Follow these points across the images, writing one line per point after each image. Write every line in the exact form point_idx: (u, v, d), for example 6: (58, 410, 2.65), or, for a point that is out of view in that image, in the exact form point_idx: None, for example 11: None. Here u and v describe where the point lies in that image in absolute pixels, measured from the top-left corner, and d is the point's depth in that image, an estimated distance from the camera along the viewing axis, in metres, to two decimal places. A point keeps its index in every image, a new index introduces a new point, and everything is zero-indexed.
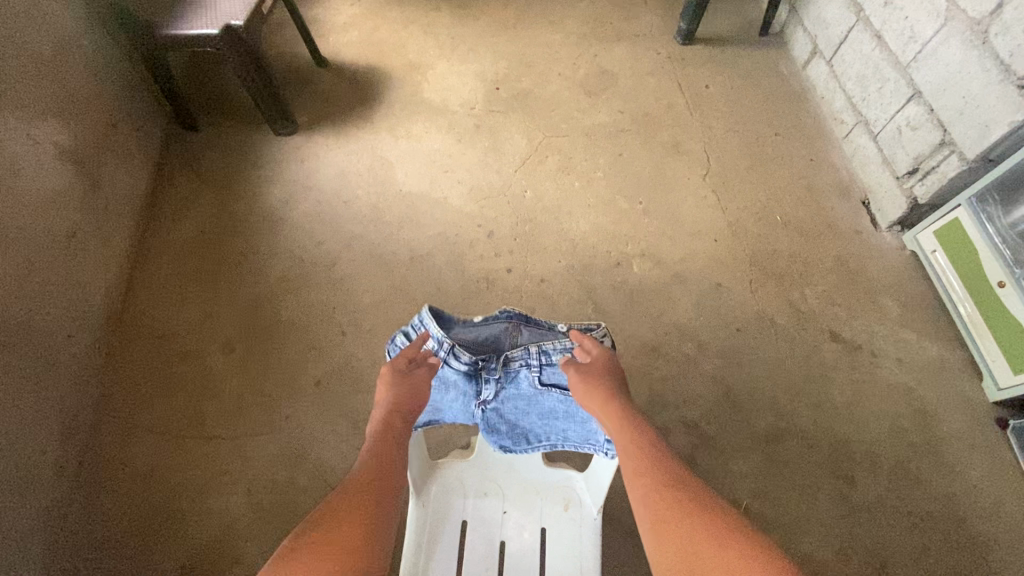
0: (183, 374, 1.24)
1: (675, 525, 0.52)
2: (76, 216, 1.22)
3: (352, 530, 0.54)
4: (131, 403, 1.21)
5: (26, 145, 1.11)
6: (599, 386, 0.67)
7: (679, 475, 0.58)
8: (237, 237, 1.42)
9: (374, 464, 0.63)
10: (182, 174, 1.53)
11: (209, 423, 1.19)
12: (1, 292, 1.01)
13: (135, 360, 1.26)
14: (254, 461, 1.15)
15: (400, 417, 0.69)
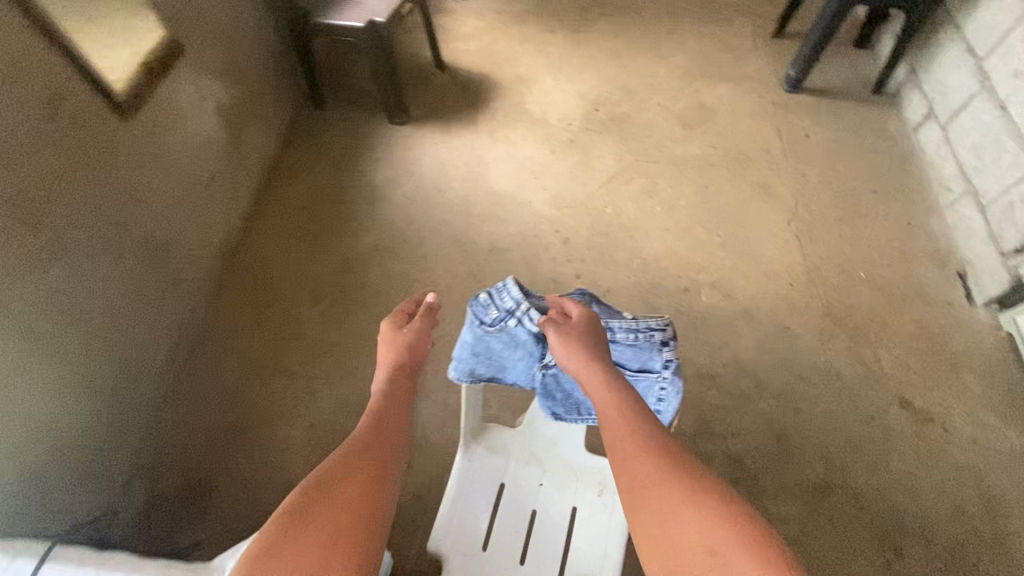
0: (276, 313, 1.39)
1: (657, 508, 0.55)
2: (218, 163, 1.42)
3: (363, 483, 0.63)
4: (229, 330, 1.37)
5: (193, 98, 1.32)
6: (579, 345, 0.66)
7: (660, 444, 0.60)
8: (342, 205, 1.58)
9: (379, 421, 0.72)
10: (305, 143, 1.72)
11: (289, 360, 1.32)
12: (150, 213, 1.20)
13: (238, 294, 1.42)
14: (320, 402, 1.27)
15: (402, 377, 0.80)
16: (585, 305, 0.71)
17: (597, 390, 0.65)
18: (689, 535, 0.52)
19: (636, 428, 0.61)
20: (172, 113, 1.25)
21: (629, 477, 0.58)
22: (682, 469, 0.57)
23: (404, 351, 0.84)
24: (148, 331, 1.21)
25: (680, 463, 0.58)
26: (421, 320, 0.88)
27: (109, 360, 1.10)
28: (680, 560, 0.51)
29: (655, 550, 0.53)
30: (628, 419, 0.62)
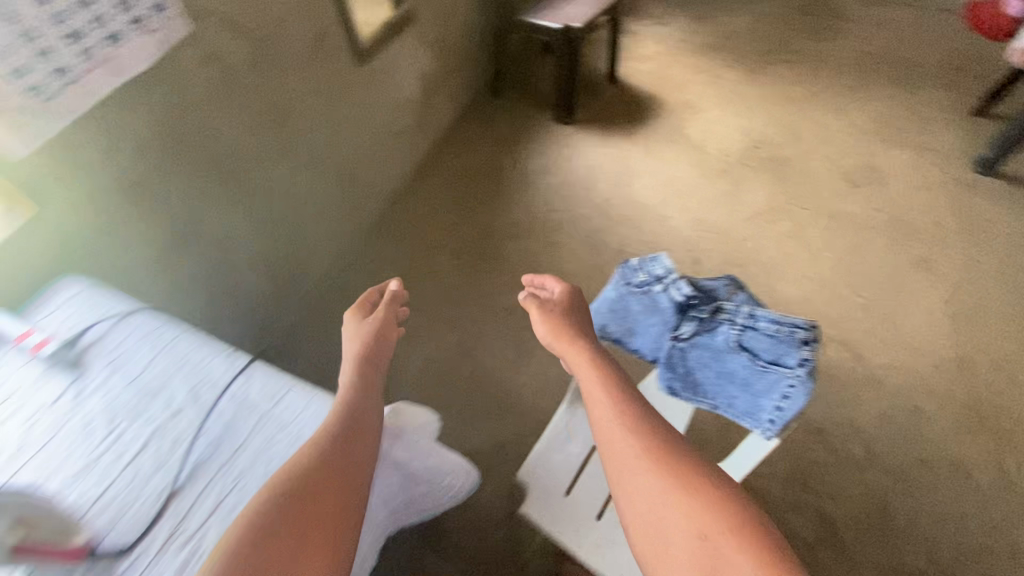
0: (419, 256, 1.57)
1: (646, 494, 0.53)
2: (409, 119, 1.64)
3: (329, 462, 0.54)
4: (378, 260, 1.56)
5: (408, 60, 1.54)
6: (555, 313, 0.73)
7: (646, 425, 0.57)
8: (497, 181, 1.74)
9: (349, 396, 0.62)
10: (477, 121, 1.91)
11: (420, 299, 1.49)
12: (353, 145, 1.43)
13: (392, 232, 1.62)
14: (437, 342, 1.41)
15: (377, 353, 0.69)
16: (563, 280, 0.79)
17: (587, 372, 0.65)
18: (678, 524, 0.50)
19: (625, 409, 0.58)
20: (390, 69, 1.48)
21: (616, 460, 0.56)
22: (672, 452, 0.55)
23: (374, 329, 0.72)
24: (320, 238, 1.42)
25: (671, 445, 0.56)
26: (385, 307, 0.76)
27: (284, 247, 1.31)
28: (671, 551, 0.50)
29: (645, 539, 0.52)
30: (618, 401, 0.59)
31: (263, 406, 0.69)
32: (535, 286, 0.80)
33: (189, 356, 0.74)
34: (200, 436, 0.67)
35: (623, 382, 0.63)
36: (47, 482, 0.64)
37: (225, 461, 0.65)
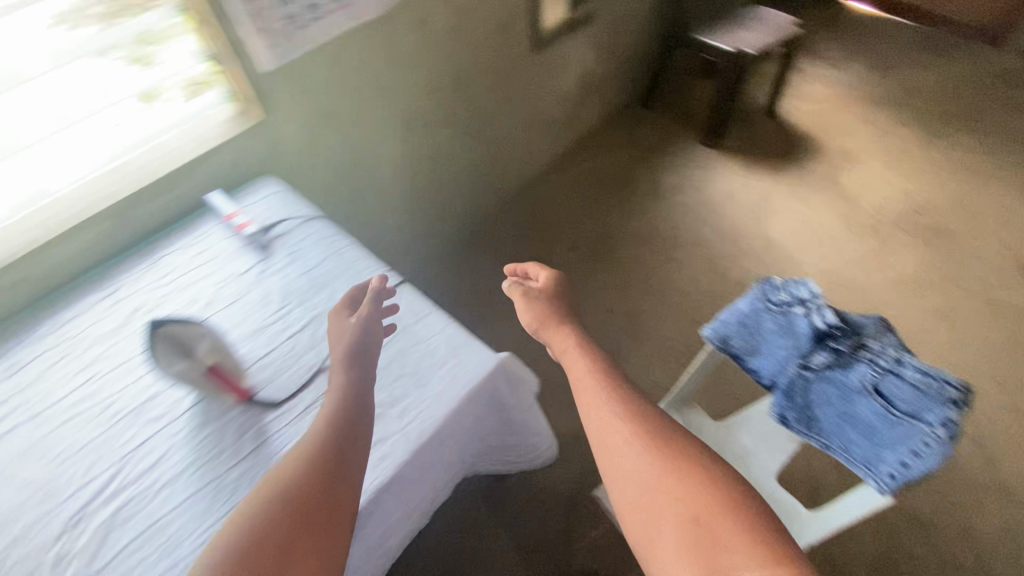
0: (538, 240, 1.62)
1: (631, 470, 0.51)
2: (560, 113, 1.71)
3: (319, 469, 0.54)
4: (499, 235, 1.64)
5: (575, 57, 1.61)
6: (541, 302, 0.71)
7: (633, 406, 0.55)
8: (628, 188, 1.76)
9: (333, 409, 0.60)
10: (621, 129, 1.94)
11: (530, 279, 1.54)
12: (507, 124, 1.52)
13: (518, 213, 1.69)
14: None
15: (358, 364, 0.67)
16: (547, 266, 0.75)
17: (578, 363, 0.62)
18: (668, 509, 0.48)
19: (615, 392, 0.56)
20: (558, 61, 1.55)
21: (604, 440, 0.54)
22: (662, 432, 0.52)
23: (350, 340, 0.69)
24: (455, 202, 1.52)
25: (663, 426, 0.53)
26: (367, 302, 0.73)
27: (426, 202, 1.43)
28: (657, 528, 0.47)
29: (632, 517, 0.50)
30: (607, 387, 0.57)
31: (405, 322, 0.80)
32: (519, 274, 0.77)
33: (353, 269, 0.87)
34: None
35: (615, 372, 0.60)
36: (228, 331, 0.78)
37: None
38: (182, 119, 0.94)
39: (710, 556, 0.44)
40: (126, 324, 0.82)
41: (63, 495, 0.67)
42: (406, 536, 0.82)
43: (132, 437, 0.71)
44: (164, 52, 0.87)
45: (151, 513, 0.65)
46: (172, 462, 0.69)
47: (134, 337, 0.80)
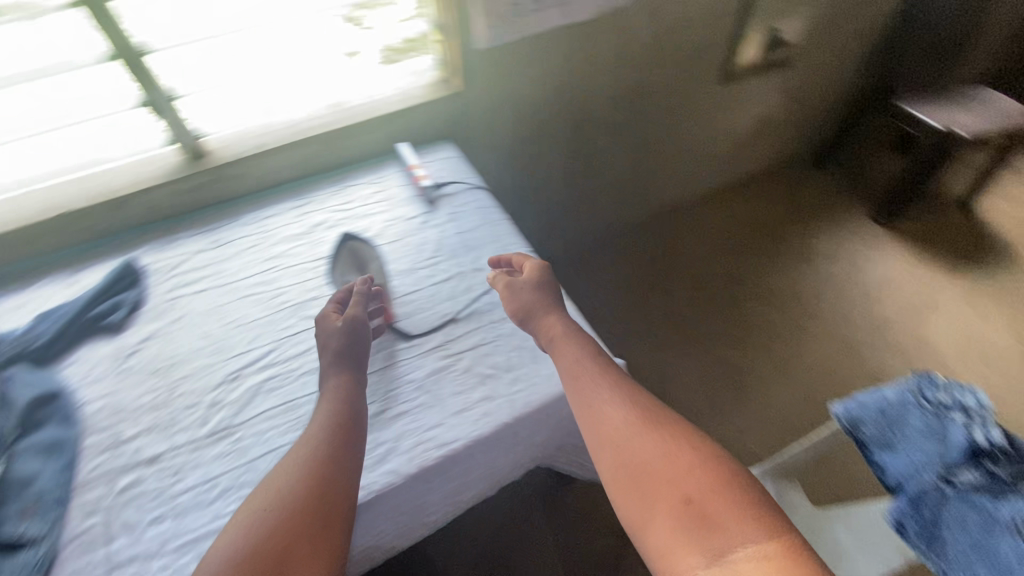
0: (665, 268, 1.60)
1: (627, 454, 0.57)
2: (725, 150, 1.67)
3: (314, 486, 0.59)
4: (628, 252, 1.64)
5: (758, 97, 1.56)
6: (527, 294, 0.79)
7: (626, 395, 0.63)
8: (774, 243, 1.67)
9: (326, 428, 0.66)
10: (782, 182, 1.85)
11: (648, 302, 1.52)
12: (670, 147, 1.52)
13: (653, 236, 1.68)
14: (642, 347, 1.43)
15: (346, 379, 0.73)
16: (529, 258, 0.85)
17: (567, 363, 0.69)
18: (662, 488, 0.53)
19: (612, 384, 0.65)
20: (739, 97, 1.52)
21: (603, 433, 0.60)
22: (654, 417, 0.60)
23: (347, 344, 0.76)
24: (597, 210, 1.55)
25: (653, 414, 0.60)
26: (355, 307, 0.80)
27: (570, 202, 1.47)
28: (653, 502, 0.53)
29: (630, 498, 0.55)
30: (604, 380, 0.65)
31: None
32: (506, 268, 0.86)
33: (502, 242, 0.96)
34: (486, 296, 0.88)
35: (606, 369, 0.68)
36: (391, 262, 0.93)
37: (495, 320, 0.85)
38: (392, 74, 1.10)
39: (707, 531, 0.49)
40: (310, 234, 0.99)
41: (232, 353, 0.82)
42: (477, 497, 0.86)
43: (293, 326, 0.85)
44: (395, 18, 1.03)
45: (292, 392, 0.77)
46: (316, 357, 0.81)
47: (317, 246, 0.97)
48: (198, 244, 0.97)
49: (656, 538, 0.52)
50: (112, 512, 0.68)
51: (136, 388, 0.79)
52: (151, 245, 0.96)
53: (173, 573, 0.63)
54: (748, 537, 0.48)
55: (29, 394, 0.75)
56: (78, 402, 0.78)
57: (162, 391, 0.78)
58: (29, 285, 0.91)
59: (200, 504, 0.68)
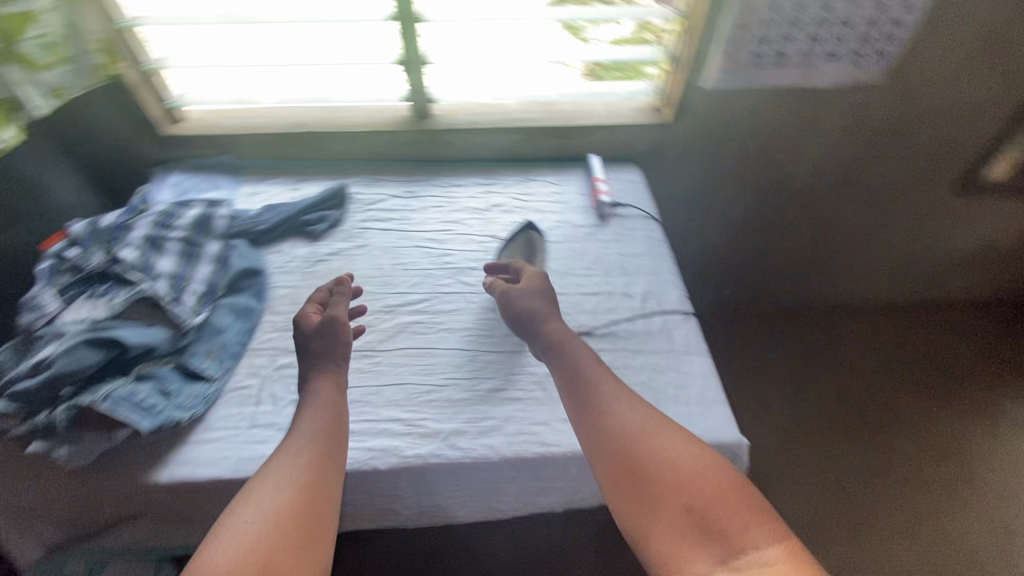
0: (830, 356, 1.41)
1: (631, 463, 0.64)
2: (945, 259, 1.43)
3: (301, 493, 0.63)
4: (796, 322, 1.45)
5: (1004, 216, 1.33)
6: (538, 299, 0.86)
7: (622, 402, 0.71)
8: (968, 381, 1.40)
9: (313, 435, 0.70)
10: (1003, 318, 1.53)
11: (796, 382, 1.35)
12: (885, 232, 1.34)
13: (831, 318, 1.48)
14: (775, 426, 1.26)
15: (324, 383, 0.77)
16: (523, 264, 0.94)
17: (571, 370, 0.76)
18: (663, 500, 0.60)
19: (611, 392, 0.72)
20: (976, 211, 1.32)
21: (607, 435, 0.67)
22: (651, 425, 0.68)
23: (331, 342, 0.81)
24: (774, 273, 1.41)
25: (650, 420, 0.68)
26: (334, 309, 0.85)
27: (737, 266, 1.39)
28: (661, 508, 0.60)
29: (638, 506, 0.62)
30: (603, 390, 0.72)
31: (675, 347, 0.85)
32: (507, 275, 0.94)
33: (659, 278, 0.96)
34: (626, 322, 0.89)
35: (604, 377, 0.75)
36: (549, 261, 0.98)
37: (627, 350, 0.85)
38: (610, 90, 1.16)
39: (710, 539, 0.56)
40: (486, 212, 1.08)
41: (395, 290, 0.94)
42: (546, 507, 0.86)
43: (448, 285, 0.95)
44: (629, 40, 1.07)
45: (430, 341, 0.87)
46: (459, 320, 0.90)
47: (490, 224, 1.06)
48: (394, 190, 1.11)
49: (664, 541, 0.58)
50: (266, 381, 0.81)
51: (314, 289, 0.93)
52: (360, 178, 1.12)
53: None
54: (751, 544, 0.55)
55: (242, 264, 0.90)
56: (270, 285, 0.93)
57: None
58: (263, 180, 1.11)
59: None
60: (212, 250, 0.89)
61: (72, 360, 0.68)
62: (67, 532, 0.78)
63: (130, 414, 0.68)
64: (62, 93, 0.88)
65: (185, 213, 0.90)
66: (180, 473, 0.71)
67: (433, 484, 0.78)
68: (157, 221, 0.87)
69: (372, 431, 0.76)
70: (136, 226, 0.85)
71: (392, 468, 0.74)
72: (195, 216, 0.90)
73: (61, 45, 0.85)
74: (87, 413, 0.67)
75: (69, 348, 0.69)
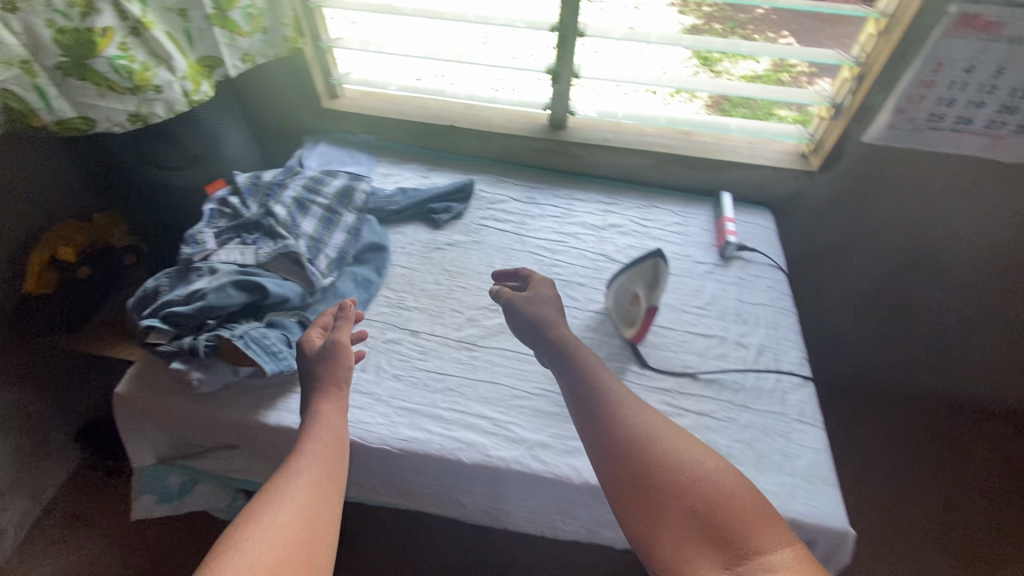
0: (985, 466, 1.19)
1: (638, 468, 0.60)
2: None
3: (303, 518, 0.56)
4: (948, 417, 1.25)
5: None
6: (546, 306, 0.82)
7: (624, 405, 0.66)
8: None
9: (314, 461, 0.62)
10: None
11: (938, 482, 1.15)
12: None
13: (994, 425, 1.25)
14: (900, 520, 1.10)
15: (326, 406, 0.68)
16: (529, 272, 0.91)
17: (576, 373, 0.72)
18: (666, 502, 0.57)
19: (614, 395, 0.68)
20: None
21: (611, 437, 0.63)
22: (654, 428, 0.63)
23: (333, 367, 0.71)
24: (927, 359, 1.23)
25: (653, 421, 0.64)
26: (342, 333, 0.75)
27: (864, 344, 1.25)
28: (669, 516, 0.56)
29: (645, 517, 0.57)
30: (605, 393, 0.68)
31: (787, 413, 0.80)
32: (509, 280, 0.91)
33: (778, 333, 0.90)
34: (735, 373, 0.85)
35: (608, 378, 0.71)
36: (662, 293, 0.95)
37: (733, 403, 0.81)
38: (761, 126, 1.09)
39: (717, 542, 0.53)
40: (602, 230, 1.06)
41: None
42: (611, 541, 0.83)
43: None
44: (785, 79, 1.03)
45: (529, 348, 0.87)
46: None
47: (605, 241, 1.04)
48: (516, 194, 1.12)
49: (668, 543, 0.55)
50: (373, 351, 0.85)
51: (428, 275, 0.97)
52: (486, 177, 1.15)
53: (390, 422, 0.77)
54: (756, 550, 0.52)
55: (370, 238, 0.96)
56: (391, 263, 0.98)
57: (443, 286, 0.95)
58: (397, 164, 1.17)
59: (428, 388, 0.82)
60: (348, 220, 0.96)
61: (222, 297, 0.75)
62: (173, 444, 0.86)
63: (259, 356, 0.73)
64: (250, 59, 0.97)
65: (332, 181, 0.97)
66: (287, 418, 0.76)
67: (507, 490, 0.78)
68: (307, 186, 0.94)
69: (461, 422, 0.78)
70: (290, 186, 0.93)
71: (475, 463, 0.74)
72: (340, 187, 0.97)
73: (259, 17, 0.95)
74: (223, 345, 0.73)
75: (221, 286, 0.76)
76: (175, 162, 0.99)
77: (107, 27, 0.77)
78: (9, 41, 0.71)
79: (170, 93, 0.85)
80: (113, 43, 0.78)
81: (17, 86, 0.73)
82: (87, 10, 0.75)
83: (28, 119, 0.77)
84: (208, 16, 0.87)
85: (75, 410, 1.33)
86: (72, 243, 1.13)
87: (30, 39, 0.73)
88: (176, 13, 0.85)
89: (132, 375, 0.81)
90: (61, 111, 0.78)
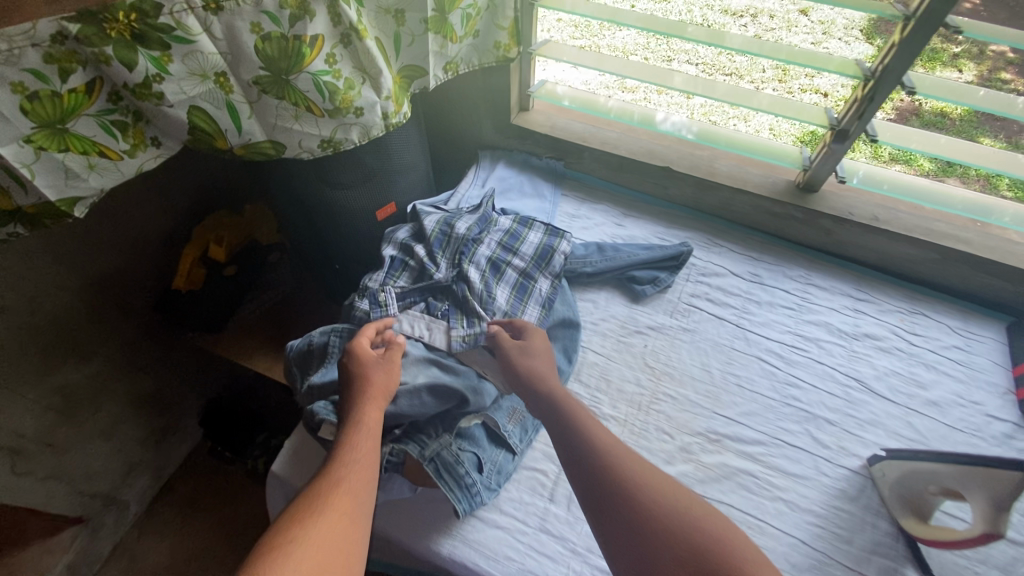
0: None
1: (644, 544, 0.48)
2: None
3: (343, 529, 0.47)
4: None
5: None
6: (535, 353, 0.66)
7: (610, 457, 0.54)
8: None
9: (355, 466, 0.53)
10: None
11: None
12: None
13: None
14: None
15: (371, 413, 0.58)
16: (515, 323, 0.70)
17: (561, 426, 0.59)
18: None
19: (602, 443, 0.56)
20: None
21: (608, 503, 0.51)
22: (644, 482, 0.52)
23: (384, 373, 0.61)
24: None
25: (645, 477, 0.53)
26: (395, 350, 0.64)
27: None
28: (659, 571, 0.46)
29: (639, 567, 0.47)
30: (593, 444, 0.56)
31: None
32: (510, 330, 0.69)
33: None
34: None
35: (599, 431, 0.58)
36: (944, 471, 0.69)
37: None
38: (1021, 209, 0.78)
39: None
40: (852, 340, 0.81)
41: (720, 411, 0.74)
42: None
43: (794, 435, 0.72)
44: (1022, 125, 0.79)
45: (763, 512, 0.66)
46: (806, 496, 0.68)
47: (858, 360, 0.79)
48: (737, 267, 0.89)
49: None
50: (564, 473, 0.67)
51: (627, 369, 0.77)
52: (697, 237, 0.92)
53: None
54: None
55: (562, 313, 0.78)
56: (581, 343, 0.79)
57: (647, 392, 0.75)
58: (585, 203, 0.97)
59: None
60: (543, 288, 0.77)
61: (414, 404, 0.62)
62: None
63: (449, 490, 0.60)
64: (453, 67, 0.79)
65: (529, 237, 0.80)
66: (464, 555, 0.61)
67: None
68: (502, 242, 0.78)
69: None
70: (485, 243, 0.77)
71: None
72: (538, 245, 0.80)
73: (476, 18, 0.76)
74: (409, 463, 0.62)
75: (415, 387, 0.64)
76: (349, 181, 0.83)
77: (318, 35, 0.60)
78: (210, 48, 0.56)
79: (369, 117, 0.69)
80: (320, 55, 0.61)
81: (208, 104, 0.59)
82: (299, 13, 0.58)
83: (215, 141, 0.63)
84: (426, 20, 0.68)
85: (201, 394, 1.29)
86: (223, 242, 1.02)
87: (231, 46, 0.57)
88: (392, 16, 0.67)
89: (289, 453, 0.69)
90: (250, 134, 0.64)
